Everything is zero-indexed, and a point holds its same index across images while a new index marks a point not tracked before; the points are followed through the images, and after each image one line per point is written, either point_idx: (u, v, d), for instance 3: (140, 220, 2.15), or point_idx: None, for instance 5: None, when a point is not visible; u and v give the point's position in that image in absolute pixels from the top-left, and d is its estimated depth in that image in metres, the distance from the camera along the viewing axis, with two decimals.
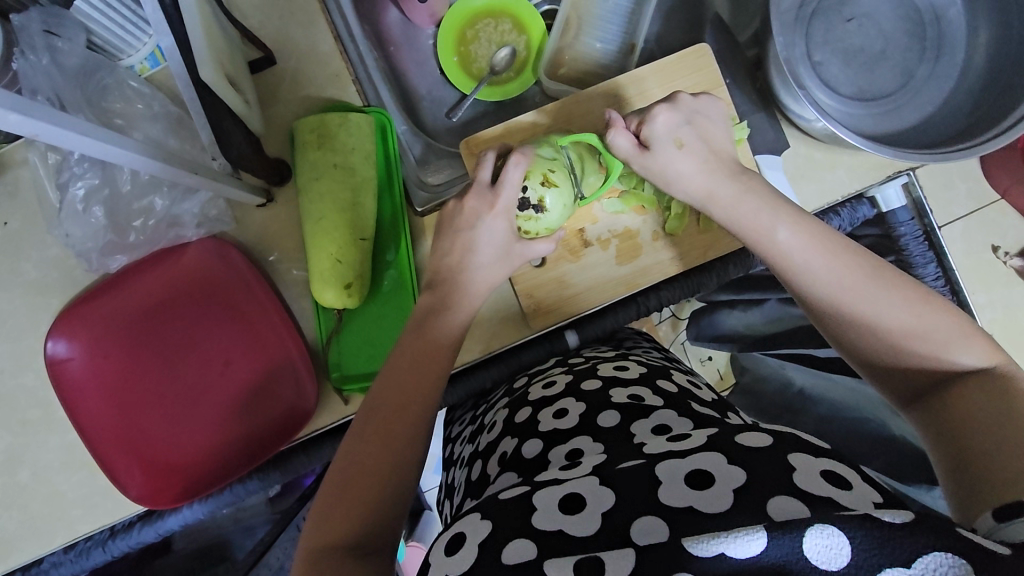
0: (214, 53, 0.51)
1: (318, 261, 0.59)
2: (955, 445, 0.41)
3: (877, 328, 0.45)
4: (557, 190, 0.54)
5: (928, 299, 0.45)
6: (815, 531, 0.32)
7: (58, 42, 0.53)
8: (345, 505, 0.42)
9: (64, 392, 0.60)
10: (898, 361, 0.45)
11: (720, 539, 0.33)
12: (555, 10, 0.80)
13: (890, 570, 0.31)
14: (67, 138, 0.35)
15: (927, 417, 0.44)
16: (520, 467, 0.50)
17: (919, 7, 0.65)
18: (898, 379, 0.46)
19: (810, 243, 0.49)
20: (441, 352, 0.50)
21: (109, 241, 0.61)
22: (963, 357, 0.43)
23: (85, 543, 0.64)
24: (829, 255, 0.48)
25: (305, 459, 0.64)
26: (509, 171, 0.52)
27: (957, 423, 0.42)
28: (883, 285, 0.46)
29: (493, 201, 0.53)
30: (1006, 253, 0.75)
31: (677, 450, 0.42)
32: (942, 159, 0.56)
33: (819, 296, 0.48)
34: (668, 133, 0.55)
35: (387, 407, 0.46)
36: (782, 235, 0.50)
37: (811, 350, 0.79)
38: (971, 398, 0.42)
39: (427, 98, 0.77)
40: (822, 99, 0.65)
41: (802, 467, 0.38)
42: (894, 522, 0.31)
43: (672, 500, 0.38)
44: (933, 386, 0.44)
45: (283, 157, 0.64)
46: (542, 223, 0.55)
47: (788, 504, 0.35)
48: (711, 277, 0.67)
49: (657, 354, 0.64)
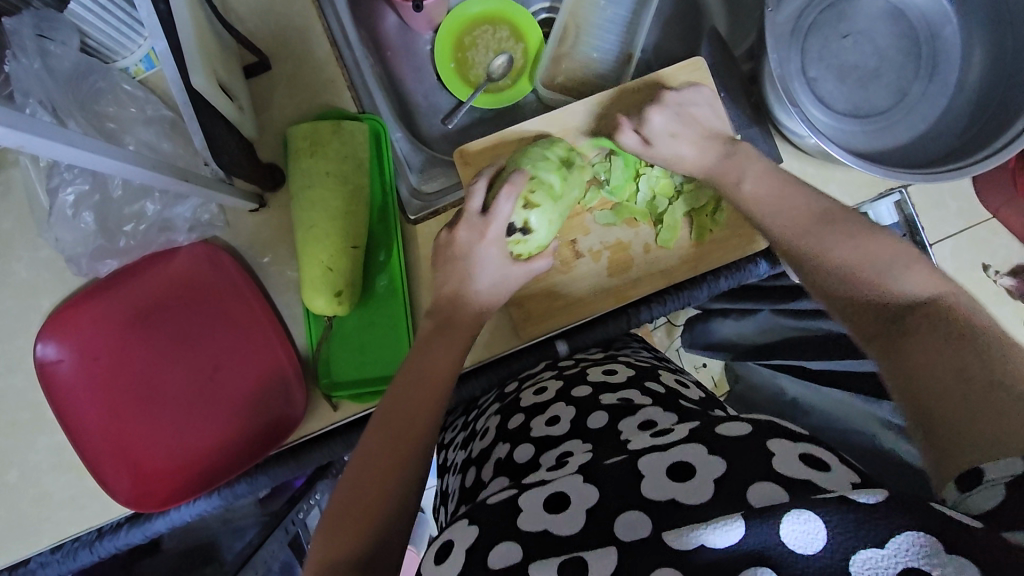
0: (205, 59, 0.51)
1: (309, 268, 0.59)
2: (911, 378, 0.42)
3: (825, 269, 0.50)
4: (539, 210, 0.57)
5: (870, 237, 0.49)
6: (792, 517, 0.32)
7: (51, 46, 0.53)
8: (351, 516, 0.42)
9: (54, 395, 0.60)
10: (851, 297, 0.48)
11: (698, 531, 0.34)
12: (553, 18, 0.80)
13: (866, 551, 0.31)
14: (55, 149, 0.35)
15: (887, 353, 0.44)
16: (511, 471, 0.50)
17: (913, 25, 0.66)
18: (864, 322, 0.47)
19: (768, 192, 0.55)
20: (448, 370, 0.51)
21: (99, 246, 0.60)
22: (906, 289, 0.46)
23: (73, 543, 0.63)
24: (786, 199, 0.54)
25: (293, 464, 0.64)
26: (500, 201, 0.55)
27: (907, 359, 0.43)
28: (837, 229, 0.51)
29: (484, 230, 0.55)
30: (997, 271, 0.76)
31: (659, 444, 0.42)
32: (932, 178, 0.56)
33: (784, 244, 0.53)
34: (665, 129, 0.59)
35: (389, 420, 0.46)
36: (747, 188, 0.56)
37: (802, 361, 0.78)
38: (929, 335, 0.42)
39: (423, 104, 0.77)
40: (816, 115, 0.65)
41: (780, 451, 0.38)
42: (868, 503, 0.31)
43: (655, 493, 0.38)
44: (886, 324, 0.46)
45: (276, 162, 0.64)
46: (531, 243, 0.57)
47: (766, 489, 0.36)
48: (702, 289, 0.67)
49: (645, 354, 0.65)
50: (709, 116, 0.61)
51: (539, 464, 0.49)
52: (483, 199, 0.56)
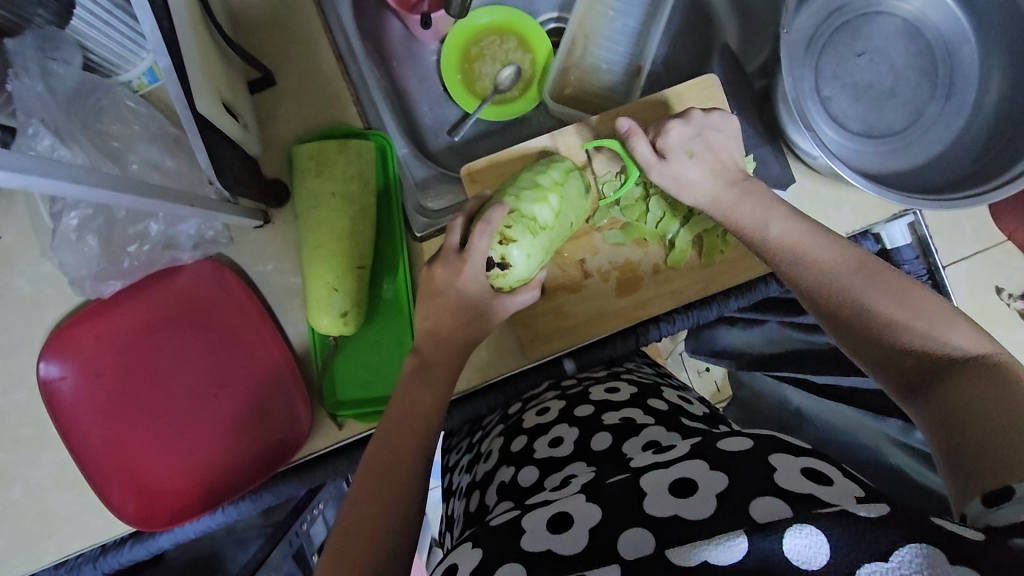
0: (210, 79, 0.50)
1: (314, 288, 0.58)
2: (956, 426, 0.40)
3: (859, 315, 0.47)
4: (519, 245, 0.54)
5: (907, 291, 0.47)
6: (795, 531, 0.31)
7: (53, 65, 0.52)
8: (354, 547, 0.42)
9: (57, 415, 0.60)
10: (882, 342, 0.46)
11: (701, 548, 0.33)
12: (560, 29, 0.79)
13: (869, 565, 0.30)
14: (57, 186, 0.34)
15: (928, 407, 0.43)
16: (515, 494, 0.49)
17: (930, 44, 0.65)
18: (899, 367, 0.45)
19: (798, 240, 0.52)
20: (431, 406, 0.51)
21: (102, 268, 0.59)
22: (941, 338, 0.44)
23: (76, 560, 0.62)
24: (821, 248, 0.51)
25: (297, 482, 0.63)
26: (476, 239, 0.52)
27: (951, 407, 0.41)
28: (871, 279, 0.48)
29: (461, 267, 0.53)
30: (1009, 295, 0.75)
31: (662, 461, 0.42)
32: (948, 206, 0.55)
33: (811, 286, 0.50)
34: (681, 145, 0.58)
35: (385, 451, 0.47)
36: (773, 233, 0.54)
37: (807, 376, 0.77)
38: (968, 382, 0.41)
39: (429, 116, 0.76)
40: (829, 134, 0.64)
41: (782, 467, 0.37)
42: (869, 517, 0.31)
43: (656, 510, 0.38)
44: (924, 373, 0.44)
45: (281, 179, 0.63)
46: (511, 277, 0.55)
47: (771, 504, 0.34)
48: (711, 308, 0.66)
49: (649, 371, 0.65)
50: (733, 145, 0.59)
51: (543, 487, 0.48)
52: (464, 236, 0.55)
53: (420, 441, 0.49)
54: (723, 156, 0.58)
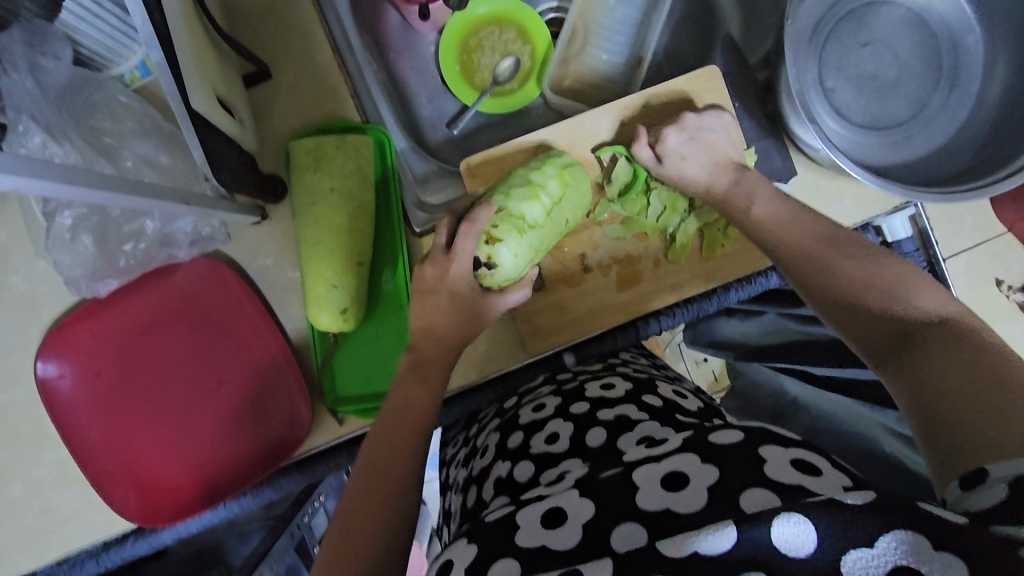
0: (202, 73, 0.49)
1: (313, 284, 0.58)
2: (928, 398, 0.39)
3: (836, 280, 0.48)
4: (505, 243, 0.53)
5: (871, 256, 0.48)
6: (782, 521, 0.31)
7: (43, 61, 0.51)
8: (350, 543, 0.42)
9: (57, 412, 0.59)
10: (857, 309, 0.47)
11: (693, 538, 0.33)
12: (560, 18, 0.78)
13: (855, 552, 0.30)
14: (49, 187, 0.34)
15: (899, 376, 0.42)
16: (512, 490, 0.49)
17: (935, 34, 0.64)
18: (872, 336, 0.45)
19: (778, 216, 0.54)
20: (422, 406, 0.50)
21: (98, 267, 0.58)
22: (920, 305, 0.44)
23: (80, 555, 0.62)
24: (795, 225, 0.53)
25: (298, 477, 0.63)
26: (461, 238, 0.53)
27: (925, 382, 0.40)
28: (840, 252, 0.50)
29: (448, 266, 0.53)
30: (1009, 287, 0.76)
31: (655, 454, 0.42)
32: (951, 199, 0.54)
33: (799, 272, 0.50)
34: (675, 149, 0.59)
35: (377, 450, 0.47)
36: (756, 209, 0.55)
37: (808, 367, 0.74)
38: (937, 350, 0.41)
39: (427, 108, 0.75)
40: (832, 126, 0.63)
41: (772, 458, 0.37)
42: (856, 505, 0.31)
43: (647, 504, 0.38)
44: (897, 343, 0.44)
45: (277, 174, 0.63)
46: (498, 276, 0.54)
47: (760, 496, 0.35)
48: (711, 302, 0.66)
49: (644, 362, 0.65)
50: (726, 143, 0.60)
51: (538, 483, 0.48)
52: (451, 236, 0.55)
53: (410, 436, 0.48)
54: (716, 153, 0.59)
